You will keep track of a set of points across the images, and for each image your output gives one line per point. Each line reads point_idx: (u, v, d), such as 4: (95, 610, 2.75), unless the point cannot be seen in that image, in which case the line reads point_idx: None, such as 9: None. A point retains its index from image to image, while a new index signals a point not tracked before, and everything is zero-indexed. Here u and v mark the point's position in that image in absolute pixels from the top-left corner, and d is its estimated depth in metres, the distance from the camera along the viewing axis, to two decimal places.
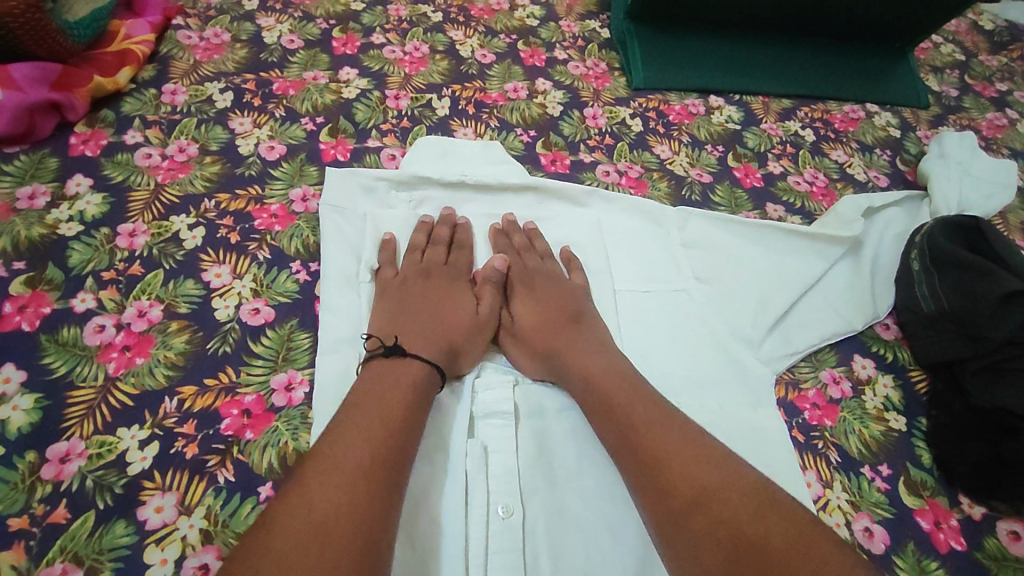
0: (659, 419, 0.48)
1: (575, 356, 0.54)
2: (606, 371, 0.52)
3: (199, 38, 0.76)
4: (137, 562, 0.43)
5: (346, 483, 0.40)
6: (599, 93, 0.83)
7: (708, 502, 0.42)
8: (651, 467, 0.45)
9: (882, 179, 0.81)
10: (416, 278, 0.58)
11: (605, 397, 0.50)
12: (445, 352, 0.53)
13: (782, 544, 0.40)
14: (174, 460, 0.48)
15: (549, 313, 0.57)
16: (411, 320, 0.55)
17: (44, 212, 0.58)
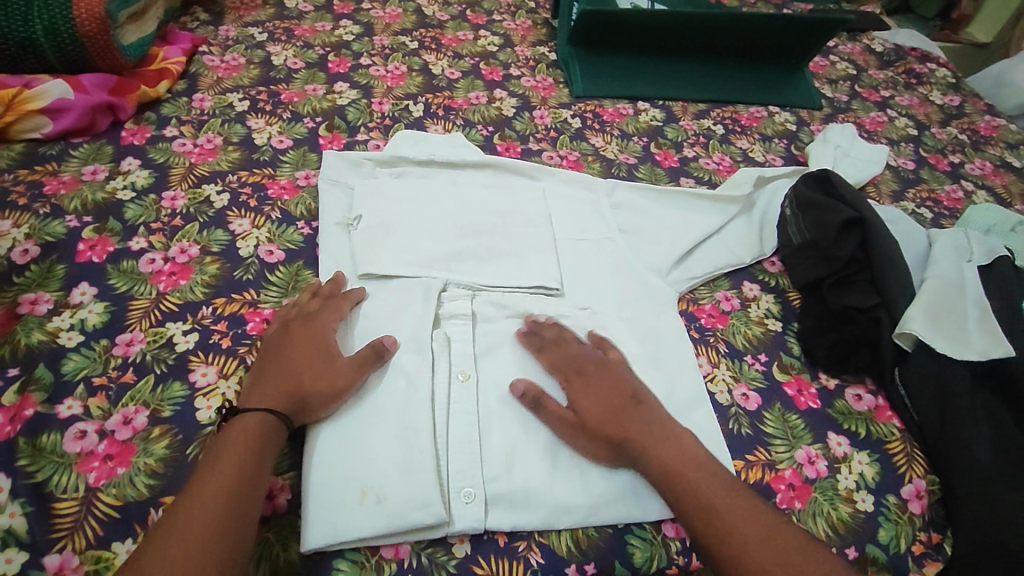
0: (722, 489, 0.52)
1: (592, 391, 0.59)
2: (619, 395, 0.58)
3: (221, 61, 0.96)
4: (189, 407, 0.56)
5: (201, 518, 0.45)
6: (546, 100, 1.02)
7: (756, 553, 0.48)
8: (712, 533, 0.50)
9: (777, 160, 1.00)
10: (277, 332, 0.61)
11: (613, 417, 0.57)
12: (287, 396, 0.54)
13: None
14: (212, 346, 0.61)
15: (610, 402, 0.58)
16: (267, 370, 0.57)
17: (104, 182, 0.75)
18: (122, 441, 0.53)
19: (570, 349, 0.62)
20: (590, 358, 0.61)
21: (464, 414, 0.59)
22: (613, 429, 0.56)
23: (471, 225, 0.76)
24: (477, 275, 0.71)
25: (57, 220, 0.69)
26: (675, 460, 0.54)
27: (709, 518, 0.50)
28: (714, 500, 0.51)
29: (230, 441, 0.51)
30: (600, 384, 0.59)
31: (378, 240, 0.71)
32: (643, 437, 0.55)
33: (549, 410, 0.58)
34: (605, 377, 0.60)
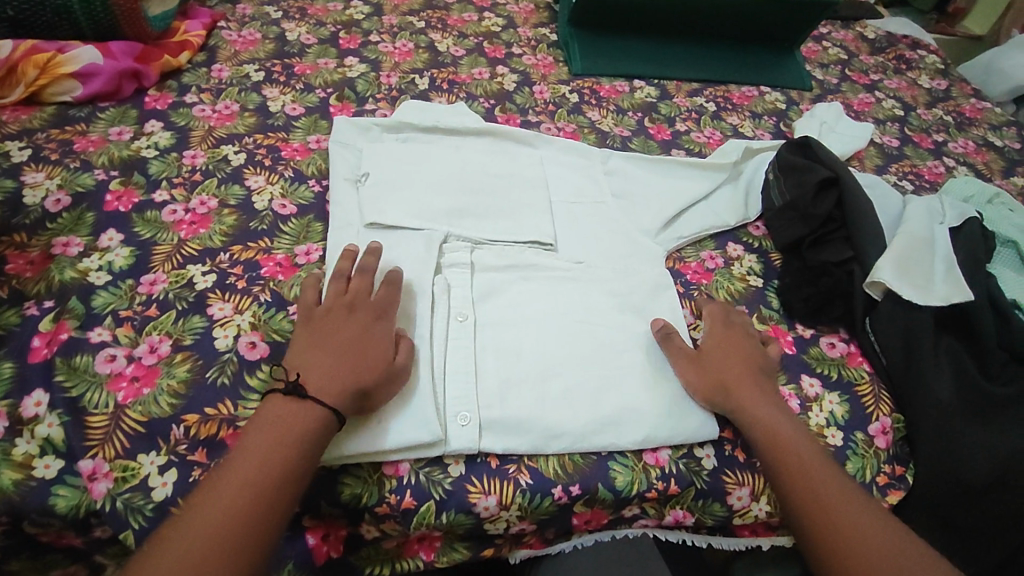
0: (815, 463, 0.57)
1: (742, 355, 0.65)
2: (755, 366, 0.64)
3: (238, 36, 1.01)
4: (208, 336, 0.62)
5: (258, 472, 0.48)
6: (546, 76, 1.07)
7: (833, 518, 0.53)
8: (808, 494, 0.55)
9: (766, 136, 1.05)
10: (339, 314, 0.59)
11: (739, 374, 0.63)
12: (353, 391, 0.54)
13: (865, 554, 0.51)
14: (229, 287, 0.66)
15: (739, 360, 0.64)
16: (331, 356, 0.56)
17: (129, 142, 0.80)
18: (148, 365, 0.58)
19: (725, 319, 0.69)
20: (740, 329, 0.68)
21: (461, 350, 0.64)
22: (739, 390, 0.62)
23: (470, 187, 0.81)
24: (474, 230, 0.76)
25: (86, 174, 0.75)
26: (789, 433, 0.59)
27: (806, 483, 0.55)
28: (819, 476, 0.56)
29: (281, 428, 0.50)
30: (748, 356, 0.65)
31: (383, 195, 0.76)
32: (759, 399, 0.61)
33: (676, 346, 0.65)
34: (749, 352, 0.65)
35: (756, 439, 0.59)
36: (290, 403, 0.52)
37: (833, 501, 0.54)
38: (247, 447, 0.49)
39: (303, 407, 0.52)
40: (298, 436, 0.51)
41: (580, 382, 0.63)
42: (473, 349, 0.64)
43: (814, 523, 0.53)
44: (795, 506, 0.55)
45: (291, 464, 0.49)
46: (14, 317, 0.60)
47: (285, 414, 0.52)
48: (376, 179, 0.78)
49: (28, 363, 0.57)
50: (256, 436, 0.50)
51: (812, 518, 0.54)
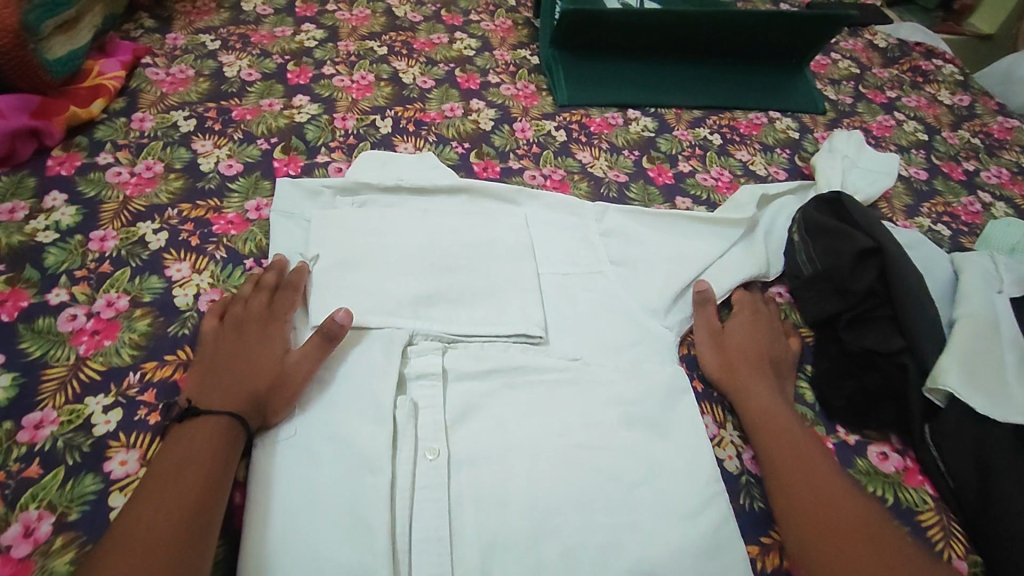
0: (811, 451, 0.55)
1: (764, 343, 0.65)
2: (766, 355, 0.65)
3: (166, 74, 0.86)
4: (103, 506, 0.48)
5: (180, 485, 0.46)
6: (527, 110, 0.93)
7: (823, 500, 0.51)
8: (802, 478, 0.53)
9: (781, 173, 0.92)
10: (228, 333, 0.58)
11: (757, 361, 0.64)
12: (249, 399, 0.53)
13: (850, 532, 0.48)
14: (137, 424, 0.53)
15: (757, 347, 0.65)
16: (224, 373, 0.54)
17: (23, 222, 0.66)
18: (19, 558, 0.45)
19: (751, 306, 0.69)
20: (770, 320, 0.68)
21: (432, 504, 0.51)
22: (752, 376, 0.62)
23: (443, 264, 0.68)
24: (449, 324, 0.63)
25: None
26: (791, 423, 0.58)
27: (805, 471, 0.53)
28: (819, 466, 0.54)
29: (192, 444, 0.49)
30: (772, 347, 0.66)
31: (333, 285, 0.64)
32: (767, 385, 0.62)
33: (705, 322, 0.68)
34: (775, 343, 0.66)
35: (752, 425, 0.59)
36: (182, 429, 0.51)
37: (835, 488, 0.52)
38: (142, 495, 0.45)
39: (197, 427, 0.50)
40: (194, 460, 0.48)
41: (583, 539, 0.51)
42: (448, 502, 0.51)
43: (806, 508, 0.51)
44: (793, 495, 0.52)
45: (203, 481, 0.47)
46: None
47: (181, 439, 0.50)
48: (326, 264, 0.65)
49: None
50: (171, 454, 0.49)
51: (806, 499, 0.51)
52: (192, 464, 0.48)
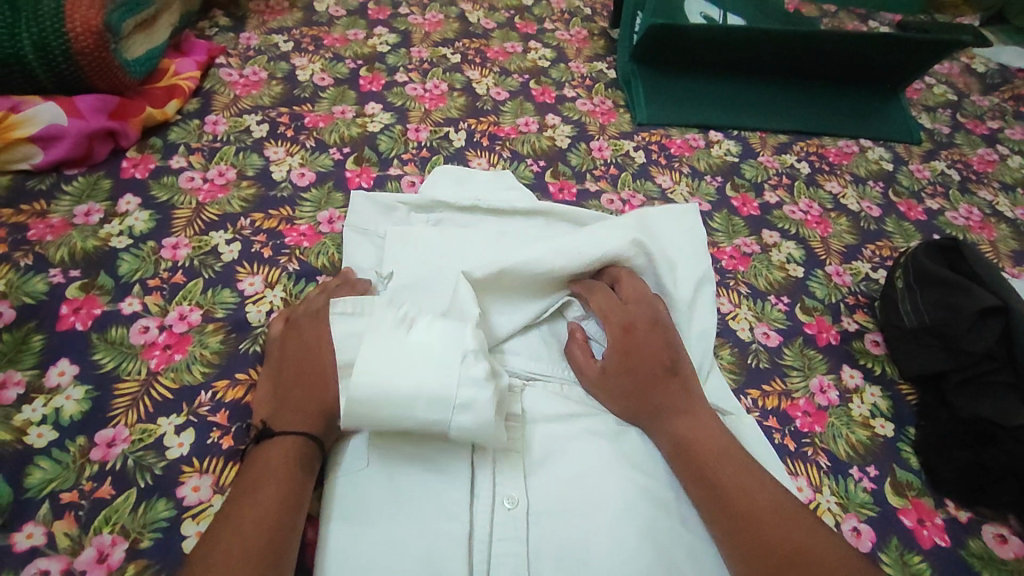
0: (722, 447, 0.52)
1: (621, 345, 0.56)
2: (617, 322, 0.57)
3: (239, 76, 0.85)
4: (176, 536, 0.47)
5: (265, 500, 0.44)
6: (604, 128, 0.89)
7: (731, 491, 0.49)
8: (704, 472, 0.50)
9: (874, 209, 0.85)
10: (290, 334, 0.56)
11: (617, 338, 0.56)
12: (323, 417, 0.51)
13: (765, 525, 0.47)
14: (210, 449, 0.51)
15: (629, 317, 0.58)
16: (292, 389, 0.52)
17: (98, 227, 0.65)
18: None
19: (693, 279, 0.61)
20: (639, 309, 0.58)
21: (512, 559, 0.47)
22: (645, 398, 0.54)
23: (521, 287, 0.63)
24: (528, 359, 0.59)
25: (39, 276, 0.60)
26: (633, 397, 0.54)
27: (715, 479, 0.50)
28: (707, 438, 0.52)
29: (271, 460, 0.47)
30: (637, 347, 0.56)
31: (402, 309, 0.60)
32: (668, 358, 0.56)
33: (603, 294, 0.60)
34: (649, 340, 0.56)
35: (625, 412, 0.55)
36: (257, 451, 0.48)
37: (727, 472, 0.50)
38: (226, 517, 0.43)
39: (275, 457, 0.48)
40: (274, 481, 0.46)
41: None
42: (527, 557, 0.48)
43: (708, 486, 0.50)
44: (697, 485, 0.50)
45: (290, 496, 0.45)
46: None
47: (263, 454, 0.48)
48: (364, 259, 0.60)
49: None
50: (254, 469, 0.47)
51: (724, 510, 0.48)
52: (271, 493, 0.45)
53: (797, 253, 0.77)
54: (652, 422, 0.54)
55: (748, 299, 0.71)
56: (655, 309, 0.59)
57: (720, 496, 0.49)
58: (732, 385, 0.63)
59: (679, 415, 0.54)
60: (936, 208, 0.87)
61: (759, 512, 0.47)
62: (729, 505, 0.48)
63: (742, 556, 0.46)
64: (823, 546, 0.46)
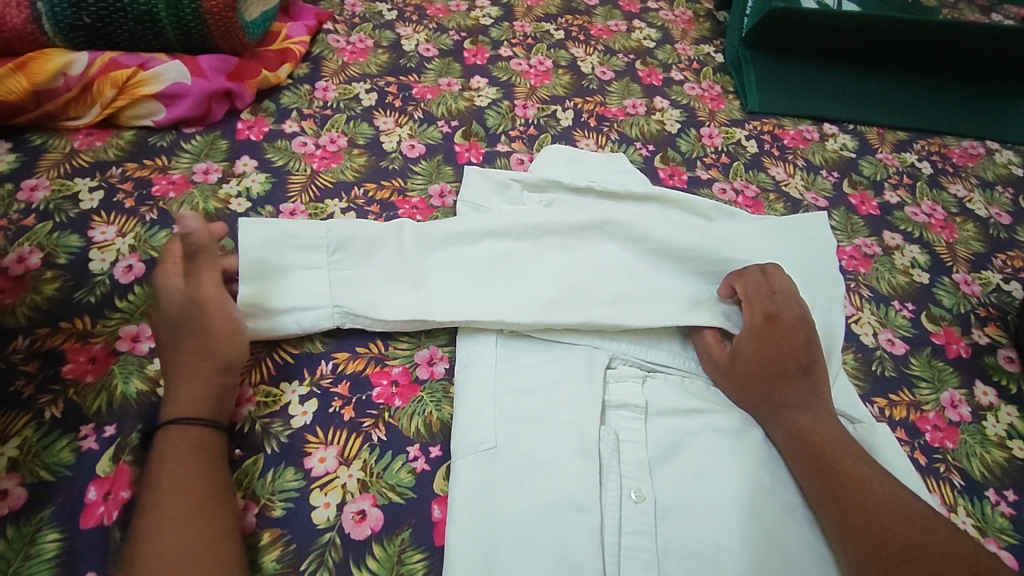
0: (845, 442, 0.50)
1: (757, 333, 0.54)
2: (760, 309, 0.55)
3: (347, 42, 0.84)
4: (304, 504, 0.47)
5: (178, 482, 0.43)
6: (714, 114, 0.85)
7: (851, 486, 0.48)
8: (823, 465, 0.49)
9: (1003, 216, 0.80)
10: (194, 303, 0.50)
11: (753, 328, 0.55)
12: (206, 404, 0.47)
13: (887, 523, 0.45)
14: (332, 419, 0.51)
15: (774, 309, 0.55)
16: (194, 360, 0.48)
17: (217, 186, 0.65)
18: None
19: (787, 298, 0.56)
20: (783, 301, 0.56)
21: (642, 554, 0.46)
22: (769, 389, 0.53)
23: (645, 268, 0.60)
24: (653, 348, 0.57)
25: (163, 231, 0.60)
26: (757, 389, 0.53)
27: (834, 469, 0.49)
28: (827, 434, 0.50)
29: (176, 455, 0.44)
30: (776, 340, 0.54)
31: (511, 283, 0.56)
32: (803, 354, 0.54)
33: (751, 277, 0.57)
34: (791, 336, 0.54)
35: (748, 401, 0.53)
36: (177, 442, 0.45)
37: (850, 467, 0.49)
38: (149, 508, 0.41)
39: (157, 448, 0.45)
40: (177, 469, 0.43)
41: None
42: (656, 552, 0.46)
43: (831, 480, 0.48)
44: (815, 479, 0.49)
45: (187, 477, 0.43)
46: (65, 454, 0.46)
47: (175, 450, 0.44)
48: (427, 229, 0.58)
49: (80, 529, 0.43)
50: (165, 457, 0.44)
51: (843, 503, 0.47)
52: (189, 460, 0.44)
53: (921, 258, 0.73)
54: (772, 413, 0.52)
55: (871, 302, 0.67)
56: (803, 306, 0.56)
57: (839, 488, 0.48)
58: (858, 391, 0.60)
59: (804, 409, 0.52)
60: None
61: (883, 510, 0.46)
62: (852, 501, 0.47)
63: (863, 550, 0.45)
64: (948, 543, 0.44)
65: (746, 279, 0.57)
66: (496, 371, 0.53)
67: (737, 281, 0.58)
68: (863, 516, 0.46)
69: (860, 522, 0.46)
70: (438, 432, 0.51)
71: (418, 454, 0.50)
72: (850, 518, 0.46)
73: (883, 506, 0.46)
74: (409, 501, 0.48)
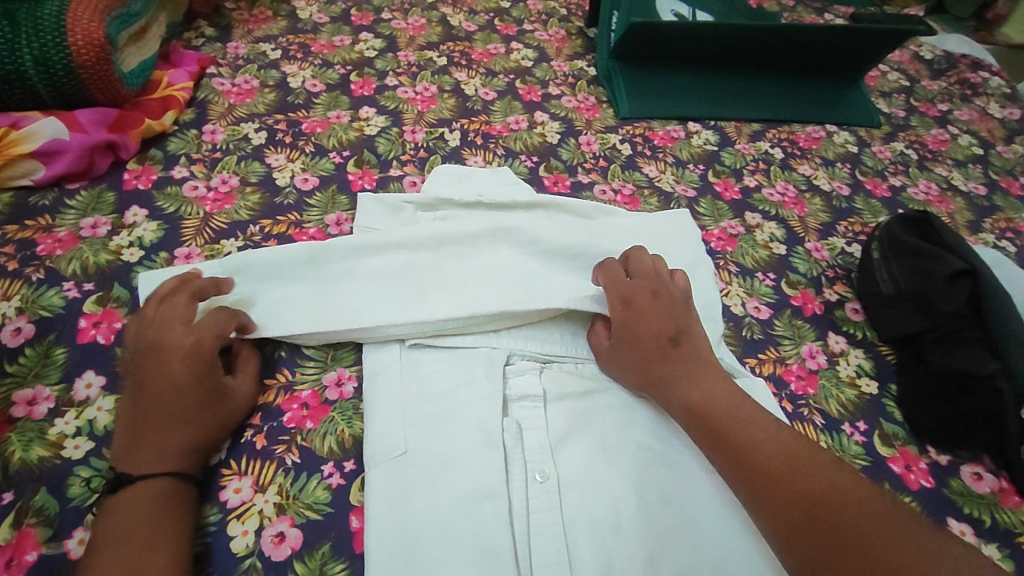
0: (720, 397, 0.54)
1: (626, 318, 0.59)
2: (621, 296, 0.61)
3: (231, 85, 0.86)
4: (222, 534, 0.48)
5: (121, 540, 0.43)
6: (591, 123, 0.93)
7: (729, 436, 0.51)
8: (706, 423, 0.53)
9: (844, 188, 0.92)
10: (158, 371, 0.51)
11: (621, 314, 0.60)
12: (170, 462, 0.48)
13: (765, 461, 0.49)
14: (245, 450, 0.52)
15: (633, 294, 0.60)
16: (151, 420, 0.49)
17: (107, 239, 0.65)
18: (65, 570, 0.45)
19: (644, 281, 0.62)
20: (642, 286, 0.61)
21: (549, 527, 0.50)
22: (648, 366, 0.57)
23: (534, 270, 0.65)
24: (545, 343, 0.62)
25: (53, 289, 0.60)
26: (642, 369, 0.57)
27: (714, 423, 0.52)
28: (705, 396, 0.54)
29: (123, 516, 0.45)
30: (643, 318, 0.59)
31: (408, 299, 0.60)
32: (672, 328, 0.59)
33: (611, 269, 0.63)
34: (654, 313, 0.59)
35: (638, 384, 0.58)
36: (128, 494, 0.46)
37: (726, 419, 0.52)
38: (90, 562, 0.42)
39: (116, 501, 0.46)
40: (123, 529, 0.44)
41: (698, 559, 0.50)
42: (563, 525, 0.51)
43: (715, 435, 0.52)
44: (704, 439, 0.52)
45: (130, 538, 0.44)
46: None
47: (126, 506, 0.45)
48: (326, 249, 0.62)
49: None
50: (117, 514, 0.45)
51: (729, 452, 0.51)
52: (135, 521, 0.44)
53: (779, 233, 0.82)
54: (658, 388, 0.56)
55: (738, 277, 0.75)
56: (662, 286, 0.62)
57: (721, 440, 0.51)
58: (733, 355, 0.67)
59: (680, 375, 0.56)
60: (899, 184, 0.95)
61: (761, 452, 0.49)
62: (738, 448, 0.50)
63: (754, 491, 0.48)
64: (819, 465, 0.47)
65: (609, 273, 0.63)
66: (403, 382, 0.57)
67: (601, 273, 0.63)
68: (745, 460, 0.49)
69: (743, 466, 0.49)
70: (351, 447, 0.54)
71: (333, 470, 0.53)
72: (737, 465, 0.50)
73: (760, 448, 0.50)
74: (327, 515, 0.50)
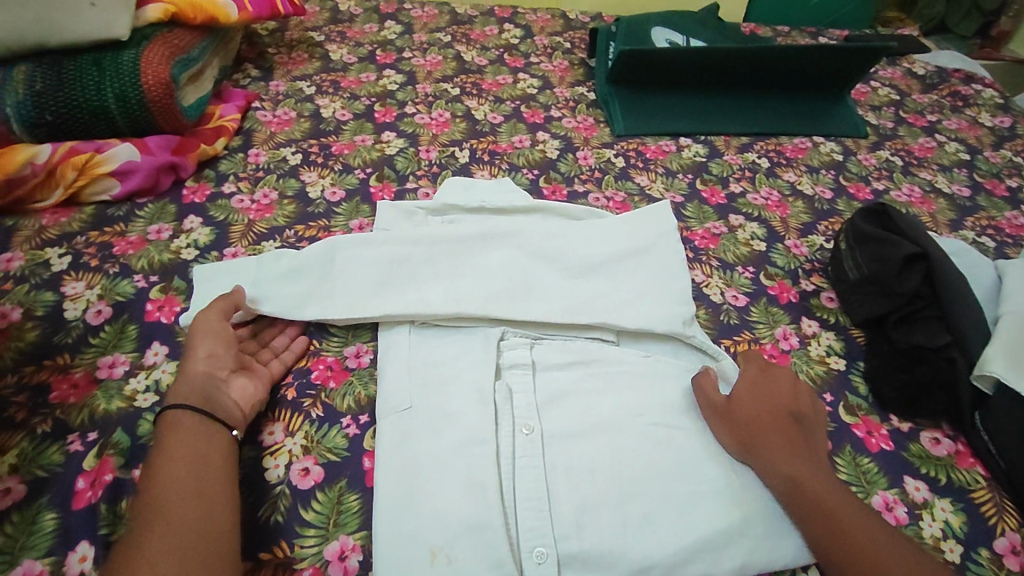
0: (825, 475, 0.56)
1: (749, 384, 0.63)
2: (754, 369, 0.65)
3: (273, 116, 0.99)
4: (259, 467, 0.58)
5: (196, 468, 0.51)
6: (588, 140, 1.03)
7: (828, 505, 0.54)
8: (802, 492, 0.55)
9: (827, 192, 0.98)
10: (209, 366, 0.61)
11: (746, 384, 0.63)
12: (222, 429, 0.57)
13: (858, 540, 0.51)
14: (279, 404, 0.63)
15: (772, 372, 0.64)
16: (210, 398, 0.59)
17: (169, 241, 0.78)
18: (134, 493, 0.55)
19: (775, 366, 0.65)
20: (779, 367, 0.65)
21: (531, 470, 0.58)
22: (755, 427, 0.59)
23: (527, 261, 0.74)
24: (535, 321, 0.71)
25: (126, 280, 0.72)
26: (745, 423, 0.60)
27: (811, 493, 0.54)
28: (809, 469, 0.56)
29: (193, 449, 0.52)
30: (764, 389, 0.62)
31: (416, 285, 0.70)
32: (789, 404, 0.61)
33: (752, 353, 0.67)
34: (777, 389, 0.62)
35: (732, 436, 0.60)
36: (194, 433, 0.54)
37: (829, 493, 0.55)
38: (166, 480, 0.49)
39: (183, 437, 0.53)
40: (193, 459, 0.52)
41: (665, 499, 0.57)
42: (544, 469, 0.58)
43: (808, 499, 0.54)
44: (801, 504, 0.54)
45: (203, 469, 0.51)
46: (57, 455, 0.56)
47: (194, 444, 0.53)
48: (346, 245, 0.72)
49: (73, 510, 0.53)
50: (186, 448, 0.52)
51: (819, 522, 0.53)
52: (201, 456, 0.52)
53: (760, 232, 0.89)
54: (756, 443, 0.59)
55: (719, 270, 0.83)
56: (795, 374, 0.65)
57: (821, 509, 0.53)
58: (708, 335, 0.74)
59: (789, 442, 0.58)
60: (881, 188, 1.01)
61: (859, 532, 0.52)
62: (832, 520, 0.53)
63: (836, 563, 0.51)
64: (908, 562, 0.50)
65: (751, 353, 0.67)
66: (410, 352, 0.66)
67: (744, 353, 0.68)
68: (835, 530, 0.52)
69: (836, 537, 0.52)
70: (366, 404, 0.64)
71: (350, 422, 0.62)
72: (821, 533, 0.53)
73: (853, 529, 0.52)
74: (344, 457, 0.59)
